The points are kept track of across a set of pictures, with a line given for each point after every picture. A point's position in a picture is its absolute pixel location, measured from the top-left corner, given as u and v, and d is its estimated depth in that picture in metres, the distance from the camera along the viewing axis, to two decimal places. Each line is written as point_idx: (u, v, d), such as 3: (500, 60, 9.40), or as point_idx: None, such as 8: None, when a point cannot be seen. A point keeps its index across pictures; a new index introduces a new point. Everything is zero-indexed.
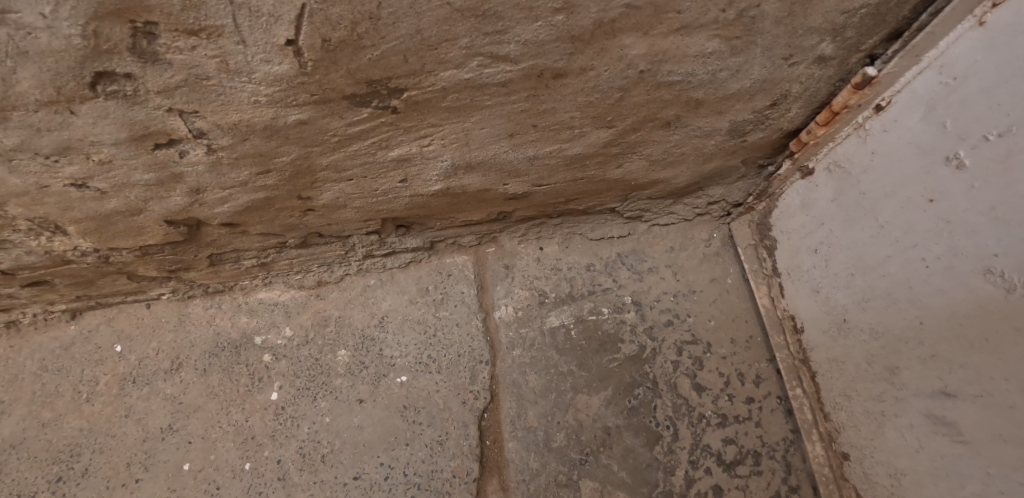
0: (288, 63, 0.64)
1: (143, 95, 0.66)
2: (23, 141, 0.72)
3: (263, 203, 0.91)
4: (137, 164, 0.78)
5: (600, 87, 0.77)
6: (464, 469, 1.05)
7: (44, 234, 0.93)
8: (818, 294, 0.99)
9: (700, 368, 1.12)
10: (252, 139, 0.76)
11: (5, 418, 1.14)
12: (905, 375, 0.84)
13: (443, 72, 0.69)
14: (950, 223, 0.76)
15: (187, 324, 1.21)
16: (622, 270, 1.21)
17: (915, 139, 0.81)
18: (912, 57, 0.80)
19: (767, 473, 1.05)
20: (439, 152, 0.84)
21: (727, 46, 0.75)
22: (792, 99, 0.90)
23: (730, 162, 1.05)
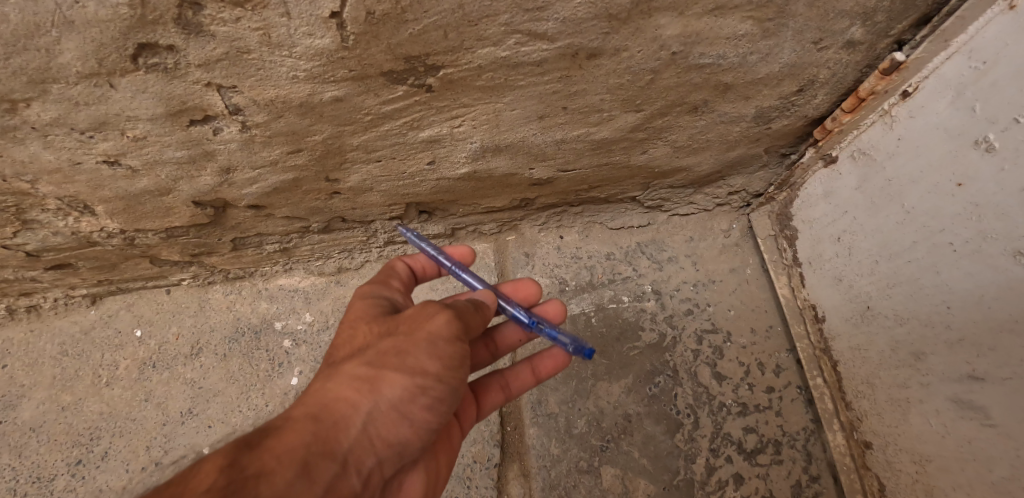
0: (330, 37, 0.64)
1: (184, 68, 0.66)
2: (61, 115, 0.72)
3: (291, 185, 0.93)
4: (171, 140, 0.79)
5: (633, 68, 0.78)
6: (485, 455, 1.07)
7: (72, 215, 0.94)
8: (841, 282, 1.00)
9: (721, 357, 1.13)
10: (287, 116, 0.76)
11: (25, 402, 1.15)
12: (931, 360, 0.84)
13: (481, 49, 0.69)
14: (979, 206, 0.76)
15: (207, 310, 1.22)
16: (642, 259, 1.22)
17: (943, 124, 0.81)
18: (941, 42, 0.78)
19: (788, 463, 1.05)
20: (469, 133, 0.86)
21: (759, 29, 0.75)
22: (819, 86, 0.89)
23: (752, 150, 1.05)
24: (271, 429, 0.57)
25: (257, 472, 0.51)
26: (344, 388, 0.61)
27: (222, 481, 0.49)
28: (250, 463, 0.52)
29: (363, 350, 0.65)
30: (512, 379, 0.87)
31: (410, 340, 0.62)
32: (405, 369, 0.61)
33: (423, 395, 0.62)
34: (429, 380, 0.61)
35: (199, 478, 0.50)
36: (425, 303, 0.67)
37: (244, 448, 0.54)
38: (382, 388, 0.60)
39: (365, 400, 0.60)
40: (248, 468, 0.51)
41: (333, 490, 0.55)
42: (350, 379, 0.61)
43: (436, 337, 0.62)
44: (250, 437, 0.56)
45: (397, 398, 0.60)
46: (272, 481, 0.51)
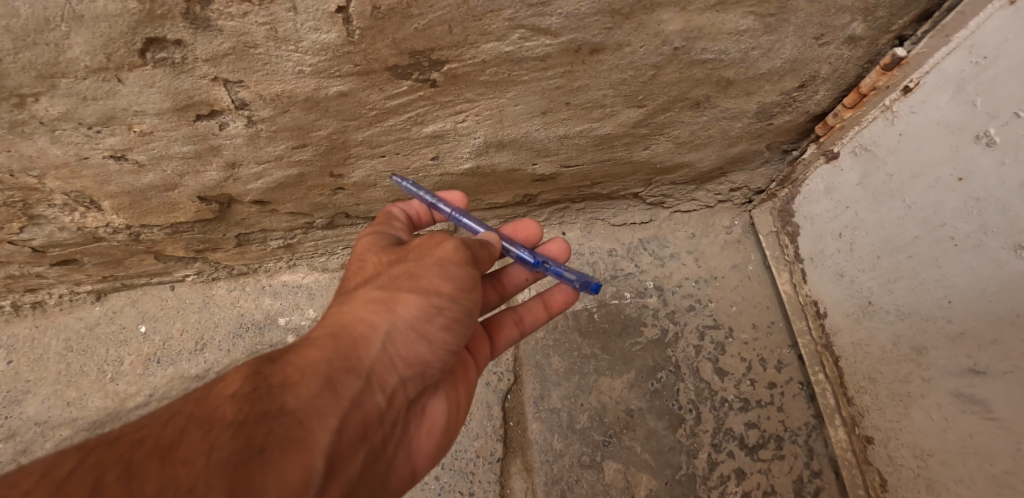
0: (336, 31, 0.64)
1: (191, 63, 0.67)
2: (69, 110, 0.73)
3: (296, 180, 0.93)
4: (177, 135, 0.79)
5: (635, 63, 0.78)
6: (488, 449, 1.08)
7: (79, 210, 0.94)
8: (843, 278, 1.00)
9: (722, 353, 1.13)
10: (292, 111, 0.77)
11: (31, 397, 1.16)
12: (932, 355, 0.84)
13: (485, 43, 0.70)
14: (980, 200, 0.76)
15: (211, 306, 1.23)
16: (644, 255, 1.23)
17: (944, 119, 0.81)
18: (941, 37, 0.78)
19: (790, 458, 1.05)
20: (473, 128, 0.87)
21: (761, 24, 0.75)
22: (820, 82, 0.90)
23: (754, 147, 1.05)
24: (293, 347, 0.59)
25: (281, 382, 0.53)
26: (361, 311, 0.62)
27: (248, 388, 0.52)
28: (274, 374, 0.54)
29: (377, 277, 0.66)
30: (527, 314, 0.89)
31: (422, 263, 0.63)
32: (419, 289, 0.61)
33: (440, 315, 0.62)
34: (444, 299, 0.62)
35: (227, 385, 0.52)
36: (434, 233, 0.68)
37: (268, 363, 0.56)
38: (398, 309, 0.61)
39: (382, 320, 0.61)
40: (272, 379, 0.53)
41: (357, 404, 0.56)
42: (366, 301, 0.62)
43: (448, 260, 0.63)
44: (275, 354, 0.58)
45: (414, 317, 0.61)
46: (295, 390, 0.52)
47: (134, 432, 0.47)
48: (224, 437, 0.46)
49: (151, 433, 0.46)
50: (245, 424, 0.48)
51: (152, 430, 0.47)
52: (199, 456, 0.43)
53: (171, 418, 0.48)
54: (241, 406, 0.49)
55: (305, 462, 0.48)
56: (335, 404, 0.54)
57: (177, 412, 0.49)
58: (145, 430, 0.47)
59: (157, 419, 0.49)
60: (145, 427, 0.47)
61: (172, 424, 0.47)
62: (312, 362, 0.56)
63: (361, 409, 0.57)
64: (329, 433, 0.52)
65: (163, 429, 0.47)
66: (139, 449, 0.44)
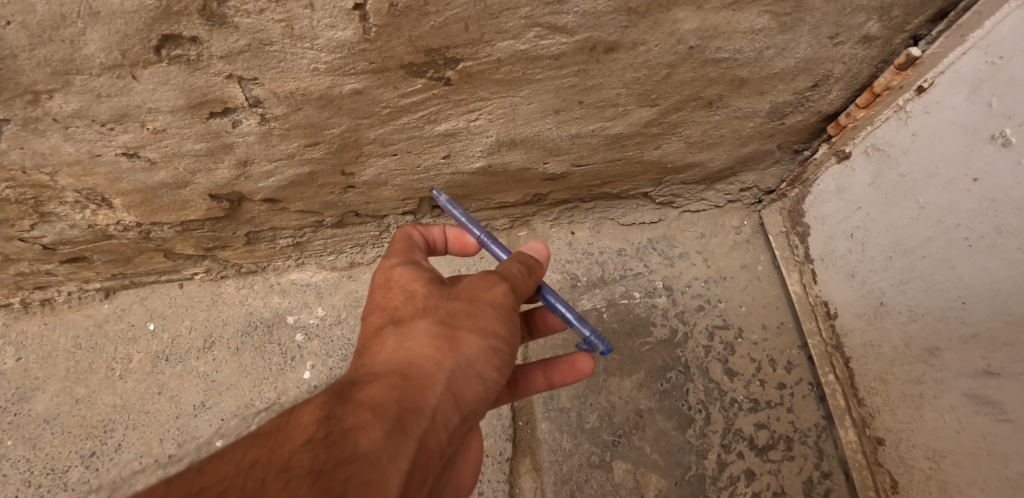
0: (352, 29, 0.64)
1: (206, 60, 0.67)
2: (83, 107, 0.72)
3: (307, 178, 0.93)
4: (190, 133, 0.79)
5: (650, 62, 0.78)
6: (497, 449, 1.08)
7: (90, 207, 0.94)
8: (854, 278, 1.00)
9: (732, 353, 1.13)
10: (306, 109, 0.77)
11: (39, 394, 1.16)
12: (945, 356, 0.84)
13: (500, 42, 0.70)
14: (995, 201, 0.76)
15: (220, 304, 1.23)
16: (653, 255, 1.23)
17: (959, 119, 0.81)
18: (957, 37, 0.78)
19: (799, 459, 1.05)
20: (486, 127, 0.86)
21: (777, 23, 0.75)
22: (834, 81, 0.89)
23: (765, 147, 1.05)
24: (354, 383, 0.58)
25: (353, 426, 0.52)
26: (419, 349, 0.60)
27: (321, 433, 0.51)
28: (345, 417, 0.53)
29: (430, 309, 0.64)
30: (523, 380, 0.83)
31: (477, 304, 0.62)
32: (478, 330, 0.61)
33: (497, 356, 0.61)
34: (501, 340, 0.61)
35: (301, 429, 0.52)
36: (483, 269, 0.67)
37: (335, 402, 0.55)
38: (458, 348, 0.60)
39: (445, 360, 0.59)
40: (342, 421, 0.52)
41: (424, 446, 0.55)
42: (423, 339, 0.61)
43: (501, 303, 0.63)
44: (338, 389, 0.57)
45: (473, 358, 0.60)
46: (366, 434, 0.51)
47: (217, 480, 0.47)
48: (306, 488, 0.45)
49: (233, 483, 0.46)
50: (323, 473, 0.47)
51: (234, 479, 0.47)
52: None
53: (250, 466, 0.48)
54: (317, 452, 0.49)
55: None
56: (405, 446, 0.52)
57: (254, 457, 0.49)
58: (227, 480, 0.47)
59: (234, 464, 0.49)
60: (225, 476, 0.47)
61: (251, 473, 0.47)
62: (378, 403, 0.54)
63: (428, 450, 0.55)
64: (401, 476, 0.51)
65: (245, 478, 0.47)
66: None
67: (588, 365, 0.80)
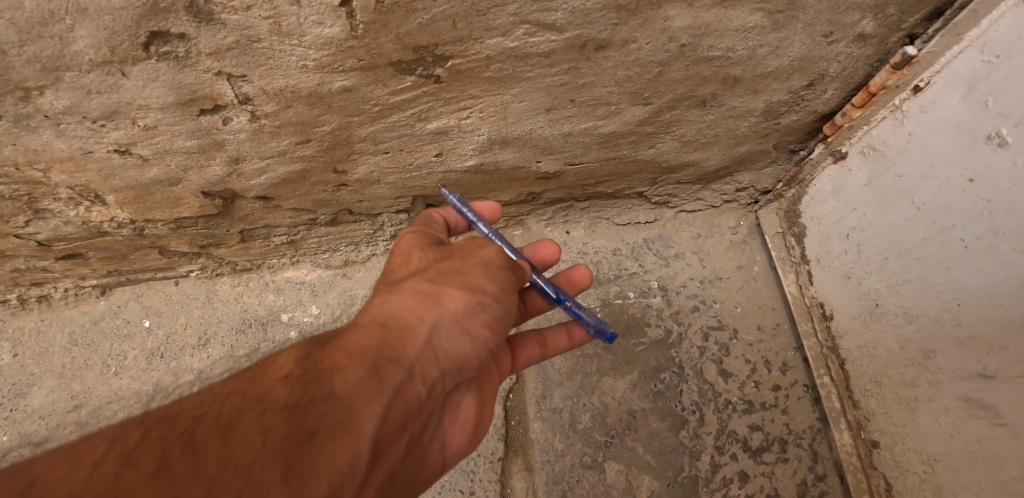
0: (339, 25, 0.64)
1: (194, 57, 0.67)
2: (73, 104, 0.72)
3: (299, 176, 0.93)
4: (181, 130, 0.79)
5: (641, 60, 0.77)
6: (489, 449, 1.07)
7: (83, 204, 0.94)
8: (850, 280, 0.99)
9: (727, 354, 1.12)
10: (296, 106, 0.77)
11: (35, 390, 1.16)
12: (940, 358, 0.83)
13: (489, 39, 0.69)
14: (992, 201, 0.75)
15: (215, 301, 1.23)
16: (648, 255, 1.22)
17: (955, 119, 0.80)
18: (953, 36, 0.77)
19: (794, 461, 1.04)
20: (477, 125, 0.86)
21: (769, 21, 0.74)
22: (829, 80, 0.88)
23: (761, 146, 1.04)
24: (337, 332, 0.59)
25: (330, 367, 0.53)
26: (403, 303, 0.62)
27: (299, 371, 0.52)
28: (324, 358, 0.54)
29: (421, 271, 0.67)
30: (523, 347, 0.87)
31: (468, 262, 0.66)
32: (464, 286, 0.63)
33: (483, 313, 0.63)
34: (487, 297, 0.63)
35: (280, 367, 0.53)
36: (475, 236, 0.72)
37: (315, 346, 0.56)
38: (443, 302, 0.62)
39: (428, 313, 0.61)
40: (322, 363, 0.53)
41: (402, 395, 0.56)
42: (407, 294, 0.63)
43: (489, 263, 0.66)
44: (319, 337, 0.58)
45: (457, 313, 0.61)
46: (344, 375, 0.52)
47: (192, 408, 0.48)
48: (278, 419, 0.47)
49: (207, 411, 0.48)
50: (298, 407, 0.48)
51: (209, 408, 0.48)
52: (255, 436, 0.45)
53: (226, 397, 0.49)
54: (294, 388, 0.50)
55: (354, 447, 0.48)
56: (383, 392, 0.53)
57: (231, 390, 0.50)
58: (203, 407, 0.48)
59: (212, 396, 0.50)
60: (201, 404, 0.49)
61: (226, 404, 0.48)
62: (358, 348, 0.56)
63: (406, 399, 0.56)
64: (377, 420, 0.52)
65: (219, 408, 0.48)
66: (199, 427, 0.46)
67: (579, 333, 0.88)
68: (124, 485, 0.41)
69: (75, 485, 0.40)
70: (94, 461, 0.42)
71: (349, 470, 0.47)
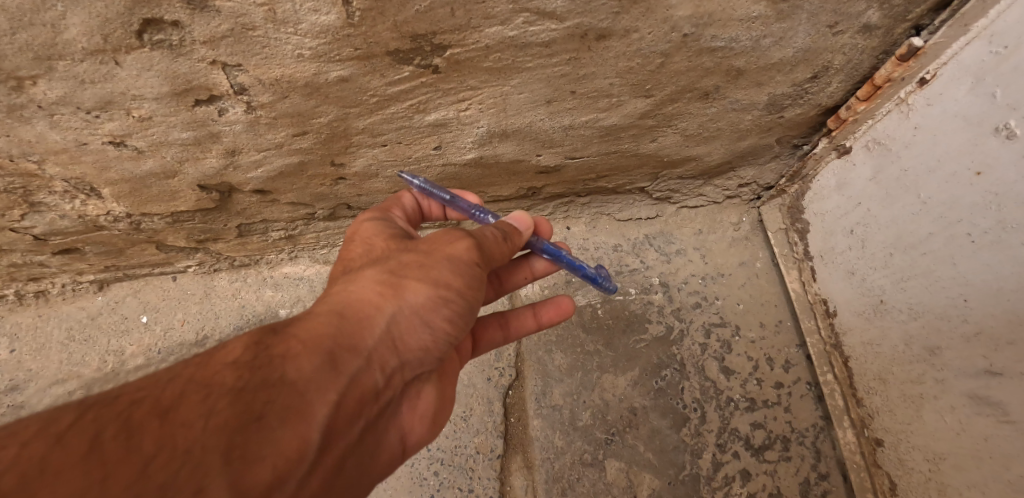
0: (335, 13, 0.63)
1: (189, 45, 0.66)
2: (67, 94, 0.71)
3: (297, 169, 0.92)
4: (177, 121, 0.78)
5: (643, 50, 0.76)
6: (488, 446, 1.06)
7: (79, 198, 0.93)
8: (854, 276, 0.98)
9: (729, 351, 1.11)
10: (293, 97, 0.76)
11: (32, 386, 1.16)
12: (947, 355, 0.82)
13: (488, 28, 0.68)
14: (999, 195, 0.73)
15: (212, 297, 1.22)
16: (650, 251, 1.21)
17: (962, 112, 0.78)
18: (960, 27, 0.75)
19: (797, 460, 1.03)
20: (476, 117, 0.85)
21: (773, 11, 0.73)
22: (833, 72, 0.87)
23: (764, 140, 1.03)
24: (294, 318, 0.58)
25: (282, 353, 0.52)
26: (364, 291, 0.59)
27: (249, 356, 0.51)
28: (277, 344, 0.53)
29: (384, 259, 0.65)
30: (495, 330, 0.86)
31: (432, 256, 0.62)
32: (429, 279, 0.60)
33: (446, 307, 0.61)
34: (452, 292, 0.60)
35: (230, 351, 0.52)
36: (448, 228, 0.67)
37: (269, 332, 0.54)
38: (404, 295, 0.59)
39: (388, 303, 0.59)
40: (274, 349, 0.52)
41: (357, 383, 0.55)
42: (368, 282, 0.60)
43: (459, 258, 0.62)
44: (275, 323, 0.57)
45: (419, 306, 0.59)
46: (297, 362, 0.51)
47: (135, 390, 0.48)
48: (224, 403, 0.46)
49: (149, 393, 0.47)
50: (246, 392, 0.47)
51: (152, 391, 0.47)
52: (199, 419, 0.44)
53: (170, 380, 0.48)
54: (242, 373, 0.49)
55: (302, 433, 0.48)
56: (337, 380, 0.53)
57: (177, 373, 0.49)
58: (146, 390, 0.47)
59: (157, 379, 0.49)
60: (145, 386, 0.48)
61: (170, 386, 0.47)
62: (314, 335, 0.54)
63: (361, 389, 0.55)
64: (327, 408, 0.51)
65: (163, 390, 0.47)
66: (139, 408, 0.45)
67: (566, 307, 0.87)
68: (55, 461, 0.40)
69: (2, 462, 0.39)
70: (24, 441, 0.41)
71: (297, 456, 0.47)
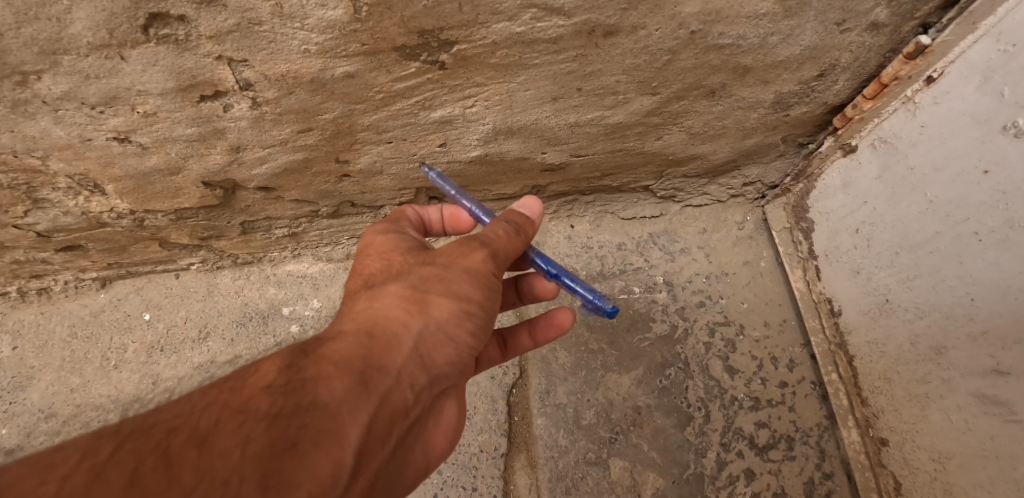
0: (343, 8, 0.63)
1: (195, 40, 0.65)
2: (72, 89, 0.71)
3: (301, 165, 0.92)
4: (181, 117, 0.78)
5: (650, 47, 0.76)
6: (492, 445, 1.06)
7: (83, 194, 0.93)
8: (859, 275, 0.97)
9: (733, 350, 1.11)
10: (298, 93, 0.76)
11: (34, 384, 1.15)
12: (953, 354, 0.81)
13: (496, 24, 0.68)
14: (1007, 194, 0.73)
15: (215, 294, 1.22)
16: (654, 250, 1.21)
17: (970, 110, 0.78)
18: (968, 25, 0.74)
19: (801, 459, 1.02)
20: (482, 114, 0.85)
21: (781, 8, 0.72)
22: (840, 70, 0.87)
23: (769, 139, 1.03)
24: (321, 339, 0.58)
25: (313, 376, 0.52)
26: (388, 309, 0.59)
27: (281, 380, 0.51)
28: (307, 367, 0.53)
29: (402, 275, 0.64)
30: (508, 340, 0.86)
31: (451, 271, 0.62)
32: (449, 294, 0.60)
33: (468, 320, 0.61)
34: (472, 304, 0.60)
35: (262, 376, 0.52)
36: (462, 238, 0.66)
37: (298, 355, 0.55)
38: (427, 311, 0.59)
39: (413, 321, 0.58)
40: (304, 372, 0.52)
41: (388, 403, 0.54)
42: (391, 301, 0.60)
43: (478, 270, 0.62)
44: (302, 346, 0.57)
45: (442, 320, 0.59)
46: (329, 385, 0.51)
47: (170, 418, 0.48)
48: (260, 429, 0.46)
49: (185, 422, 0.47)
50: (279, 417, 0.47)
51: (186, 419, 0.47)
52: (235, 448, 0.44)
53: (205, 408, 0.48)
54: (276, 398, 0.49)
55: (336, 457, 0.47)
56: (368, 401, 0.52)
57: (212, 400, 0.49)
58: (180, 418, 0.47)
59: (191, 406, 0.49)
60: (180, 414, 0.48)
61: (206, 414, 0.47)
62: (342, 356, 0.54)
63: (392, 407, 0.55)
64: (361, 429, 0.50)
65: (197, 419, 0.47)
66: (176, 438, 0.45)
67: (566, 320, 0.82)
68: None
69: None
70: (64, 474, 0.42)
71: (332, 481, 0.45)
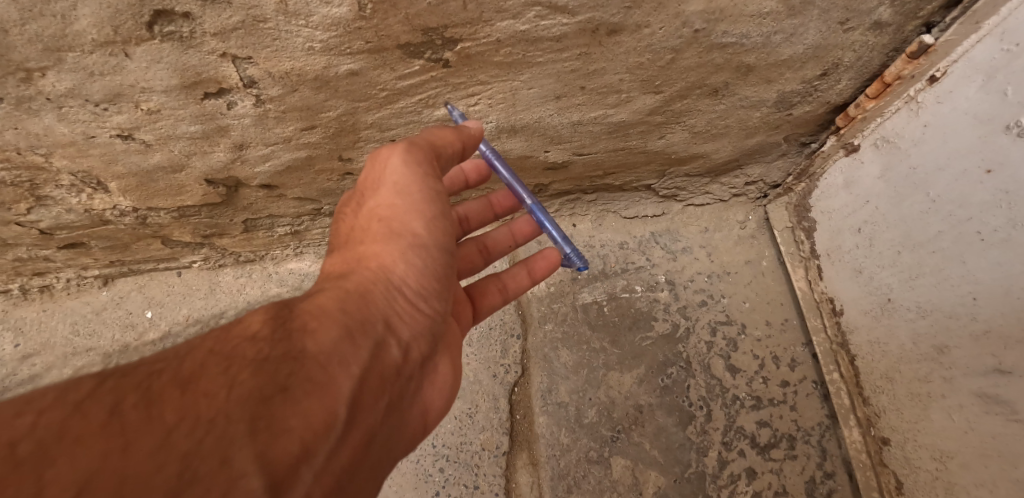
0: (347, 5, 0.63)
1: (199, 37, 0.65)
2: (76, 86, 0.71)
3: (304, 163, 0.92)
4: (185, 114, 0.78)
5: (654, 46, 0.76)
6: (494, 443, 1.06)
7: (86, 191, 0.93)
8: (861, 274, 0.97)
9: (735, 349, 1.11)
10: (302, 90, 0.76)
11: (36, 381, 1.15)
12: (955, 353, 0.81)
13: (500, 22, 0.68)
14: (1010, 192, 0.73)
15: (217, 292, 1.22)
16: (656, 249, 1.21)
17: (973, 110, 0.78)
18: (972, 24, 0.74)
19: (802, 458, 1.02)
20: (485, 112, 0.85)
21: (784, 7, 0.72)
22: (843, 70, 0.87)
23: (771, 138, 1.03)
24: (307, 296, 0.58)
25: (300, 329, 0.52)
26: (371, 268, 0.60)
27: (267, 330, 0.51)
28: (294, 319, 0.53)
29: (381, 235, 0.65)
30: (510, 281, 0.86)
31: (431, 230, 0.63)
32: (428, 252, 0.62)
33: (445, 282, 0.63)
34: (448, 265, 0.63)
35: (248, 326, 0.52)
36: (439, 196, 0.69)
37: (284, 308, 0.55)
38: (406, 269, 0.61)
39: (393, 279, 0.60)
40: (291, 324, 0.52)
41: (377, 360, 0.55)
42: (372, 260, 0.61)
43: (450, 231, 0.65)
44: (286, 301, 0.57)
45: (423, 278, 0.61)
46: (317, 338, 0.51)
47: (154, 362, 0.47)
48: (246, 374, 0.45)
49: (167, 365, 0.46)
50: (266, 363, 0.47)
51: (169, 364, 0.46)
52: (221, 389, 0.44)
53: (188, 353, 0.48)
54: (262, 346, 0.49)
55: (327, 406, 0.47)
56: (357, 354, 0.53)
57: (196, 346, 0.49)
58: (163, 362, 0.47)
59: (175, 351, 0.48)
60: (163, 359, 0.47)
61: (191, 358, 0.47)
62: (327, 311, 0.55)
63: (382, 363, 0.55)
64: (351, 382, 0.51)
65: (181, 363, 0.46)
66: (159, 380, 0.44)
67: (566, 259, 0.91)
68: (74, 430, 0.39)
69: (18, 431, 0.38)
70: (40, 408, 0.40)
71: (323, 428, 0.46)
